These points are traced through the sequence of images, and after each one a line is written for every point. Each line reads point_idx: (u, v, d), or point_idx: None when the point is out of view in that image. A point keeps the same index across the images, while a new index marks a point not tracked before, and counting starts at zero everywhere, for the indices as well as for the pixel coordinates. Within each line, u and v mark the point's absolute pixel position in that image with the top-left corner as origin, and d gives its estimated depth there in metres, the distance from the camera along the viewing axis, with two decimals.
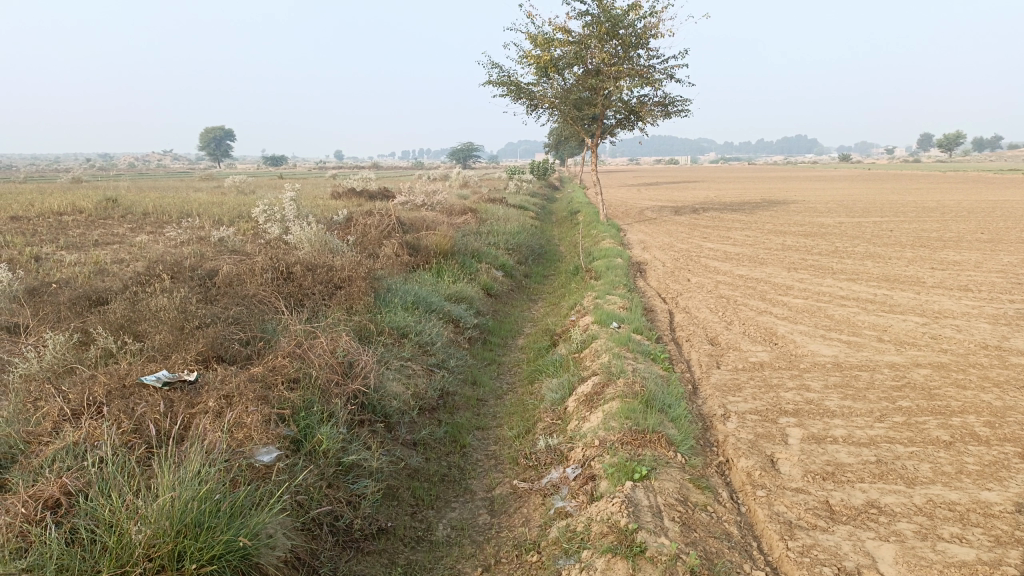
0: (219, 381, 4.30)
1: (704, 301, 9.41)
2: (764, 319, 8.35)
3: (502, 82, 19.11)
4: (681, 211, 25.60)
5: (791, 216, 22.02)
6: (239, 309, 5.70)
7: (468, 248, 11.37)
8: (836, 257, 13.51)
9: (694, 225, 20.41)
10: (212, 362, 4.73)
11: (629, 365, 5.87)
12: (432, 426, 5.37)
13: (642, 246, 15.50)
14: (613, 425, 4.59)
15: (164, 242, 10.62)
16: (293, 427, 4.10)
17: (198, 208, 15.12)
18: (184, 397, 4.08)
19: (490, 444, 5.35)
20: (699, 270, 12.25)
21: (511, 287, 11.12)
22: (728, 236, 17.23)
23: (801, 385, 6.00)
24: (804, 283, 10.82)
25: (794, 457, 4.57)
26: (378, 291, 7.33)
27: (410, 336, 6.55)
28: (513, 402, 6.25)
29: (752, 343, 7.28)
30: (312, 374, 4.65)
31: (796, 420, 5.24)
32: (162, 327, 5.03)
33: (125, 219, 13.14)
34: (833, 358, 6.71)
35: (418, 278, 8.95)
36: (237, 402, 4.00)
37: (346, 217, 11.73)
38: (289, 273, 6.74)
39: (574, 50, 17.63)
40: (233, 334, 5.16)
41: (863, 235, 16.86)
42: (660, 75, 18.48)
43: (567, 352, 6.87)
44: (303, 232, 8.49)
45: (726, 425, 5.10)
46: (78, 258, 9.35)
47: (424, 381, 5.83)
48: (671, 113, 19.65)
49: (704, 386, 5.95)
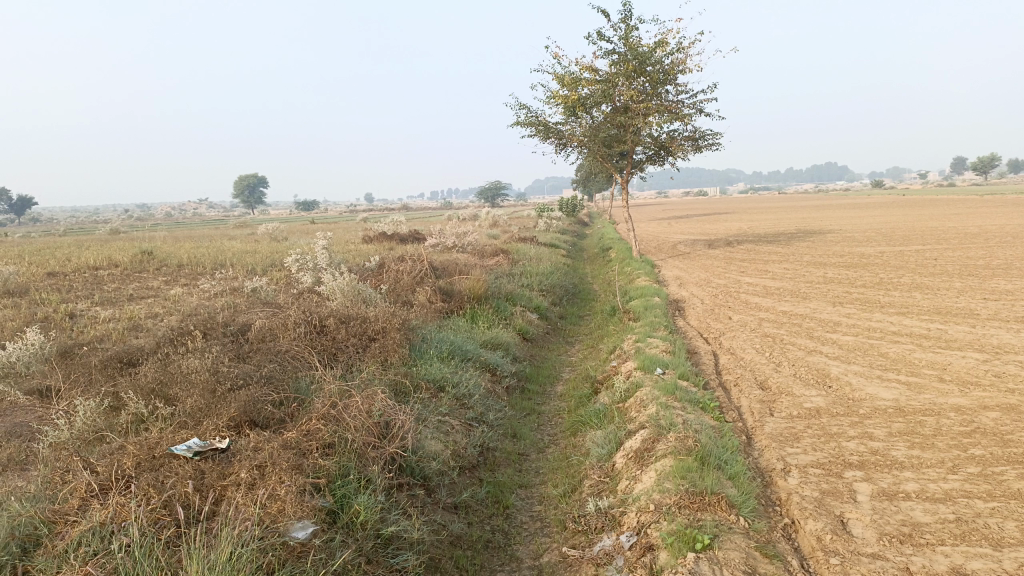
0: (252, 449, 4.11)
1: (749, 341, 9.07)
2: (814, 359, 7.98)
3: (530, 123, 19.12)
4: (714, 245, 25.28)
5: (828, 247, 21.56)
6: (272, 367, 5.54)
7: (501, 292, 11.19)
8: (881, 289, 13.06)
9: (730, 259, 20.06)
10: (244, 427, 4.54)
11: (679, 416, 5.56)
12: (473, 486, 5.11)
13: (678, 283, 15.20)
14: (668, 487, 4.29)
15: (198, 295, 10.62)
16: (328, 497, 3.88)
17: (232, 257, 15.22)
18: (215, 469, 3.89)
19: (534, 505, 5.07)
20: (740, 307, 11.90)
21: (547, 330, 10.89)
22: (766, 270, 16.86)
23: (862, 433, 5.63)
24: (852, 318, 10.41)
25: (866, 518, 4.21)
26: (413, 342, 7.13)
27: (447, 389, 6.33)
28: (556, 456, 5.96)
29: (804, 387, 6.92)
30: (348, 438, 4.43)
31: (862, 474, 4.88)
32: (194, 388, 4.87)
33: (159, 271, 13.24)
34: (894, 403, 6.32)
35: (453, 325, 8.76)
36: (270, 472, 3.79)
37: (379, 264, 11.65)
38: (322, 326, 6.59)
39: (602, 88, 17.59)
40: (266, 395, 4.98)
41: (907, 265, 16.36)
42: (689, 110, 18.34)
43: (610, 402, 6.57)
44: (336, 282, 8.37)
45: (788, 481, 4.77)
46: (112, 315, 9.35)
47: (463, 437, 5.57)
48: (702, 147, 19.47)
49: (759, 437, 5.62)
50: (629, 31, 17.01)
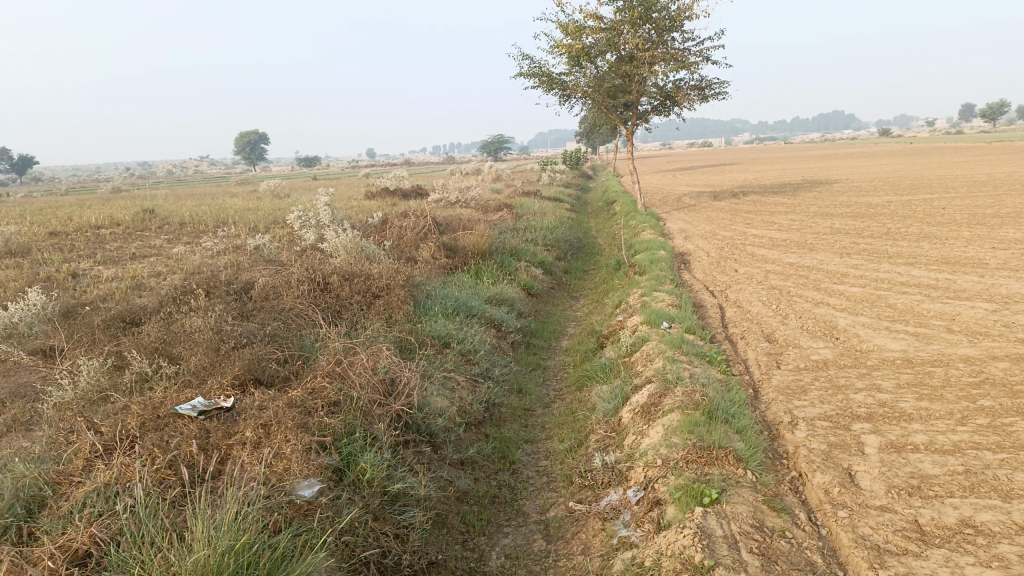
0: (257, 408, 4.09)
1: (756, 293, 9.01)
2: (821, 311, 7.92)
3: (533, 74, 18.76)
4: (720, 196, 25.04)
5: (835, 198, 21.35)
6: (275, 325, 5.50)
7: (506, 246, 11.10)
8: (889, 239, 12.94)
9: (736, 211, 19.87)
10: (248, 386, 4.52)
11: (686, 370, 5.53)
12: (479, 441, 5.11)
13: (683, 235, 15.08)
14: (675, 441, 4.26)
15: (201, 252, 10.55)
16: (334, 455, 3.86)
17: (234, 214, 15.10)
18: (220, 428, 3.87)
19: (541, 459, 5.07)
20: (747, 259, 11.81)
21: (552, 284, 10.84)
22: (772, 221, 16.71)
23: (870, 385, 5.60)
24: (860, 269, 10.32)
25: (874, 470, 4.19)
26: (417, 299, 7.08)
27: (452, 345, 6.29)
28: (562, 411, 5.95)
29: (812, 339, 6.88)
30: (354, 396, 4.40)
31: (870, 426, 4.85)
32: (197, 347, 4.84)
33: (162, 229, 13.16)
34: (902, 354, 6.28)
35: (457, 281, 8.70)
36: (275, 431, 3.77)
37: (382, 219, 11.56)
38: (325, 283, 6.52)
39: (606, 37, 17.22)
40: (270, 353, 4.94)
41: (915, 215, 16.18)
42: (696, 58, 17.95)
43: (616, 356, 6.54)
44: (339, 239, 8.29)
45: (795, 434, 4.75)
46: (115, 274, 9.31)
47: (469, 394, 5.56)
48: (708, 96, 19.13)
49: (766, 390, 5.59)
50: None
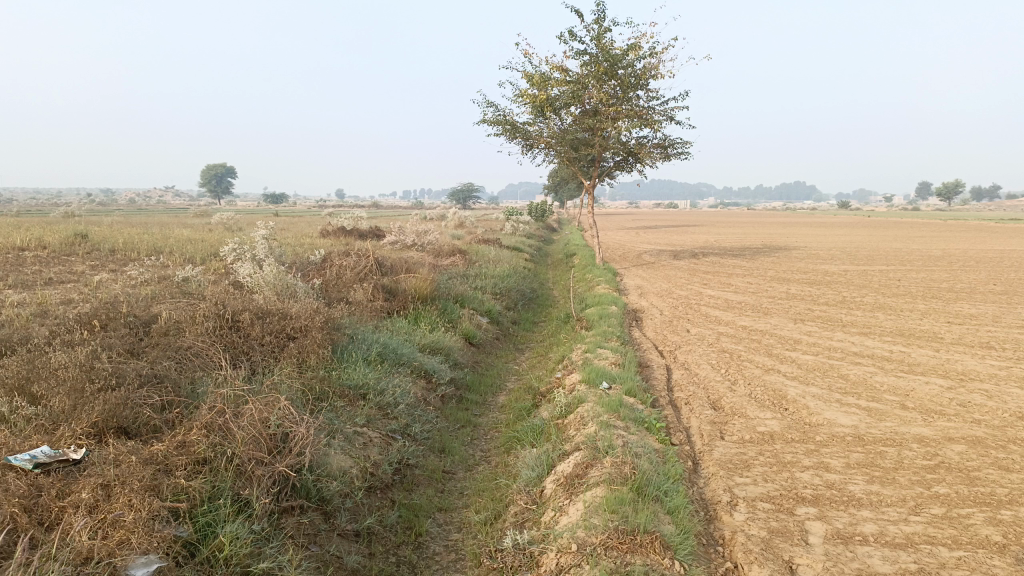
0: (110, 462, 3.47)
1: (706, 356, 8.61)
2: (772, 378, 7.52)
3: (496, 121, 18.52)
4: (680, 255, 25.02)
5: (793, 263, 21.36)
6: (166, 365, 4.87)
7: (451, 292, 10.59)
8: (844, 307, 12.73)
9: (694, 270, 19.69)
10: (108, 436, 3.91)
11: (620, 438, 5.00)
12: (383, 509, 4.52)
13: (639, 292, 14.75)
14: (595, 523, 3.68)
15: (123, 281, 9.83)
16: (187, 525, 3.27)
17: (173, 245, 14.36)
18: (54, 485, 3.25)
19: (451, 533, 4.50)
20: (700, 319, 11.47)
21: (497, 335, 10.33)
22: (729, 283, 16.50)
23: (818, 463, 5.16)
24: (814, 336, 10.01)
25: (818, 565, 3.71)
26: (338, 343, 6.50)
27: (369, 397, 5.71)
28: (484, 477, 5.39)
29: (760, 408, 6.45)
30: (230, 453, 3.80)
31: (816, 511, 4.39)
32: (61, 387, 4.19)
33: (89, 256, 12.36)
34: (853, 430, 5.87)
35: (391, 326, 8.15)
36: (117, 494, 3.16)
37: (323, 257, 10.99)
38: (235, 320, 5.91)
39: (571, 89, 17.13)
40: (148, 397, 4.32)
41: (871, 285, 16.11)
42: (659, 116, 17.95)
43: (549, 417, 6.01)
44: (265, 273, 7.70)
45: (734, 517, 4.26)
46: (21, 298, 8.55)
47: (378, 453, 4.98)
48: (670, 155, 19.11)
49: (707, 463, 5.10)
50: (602, 31, 16.57)
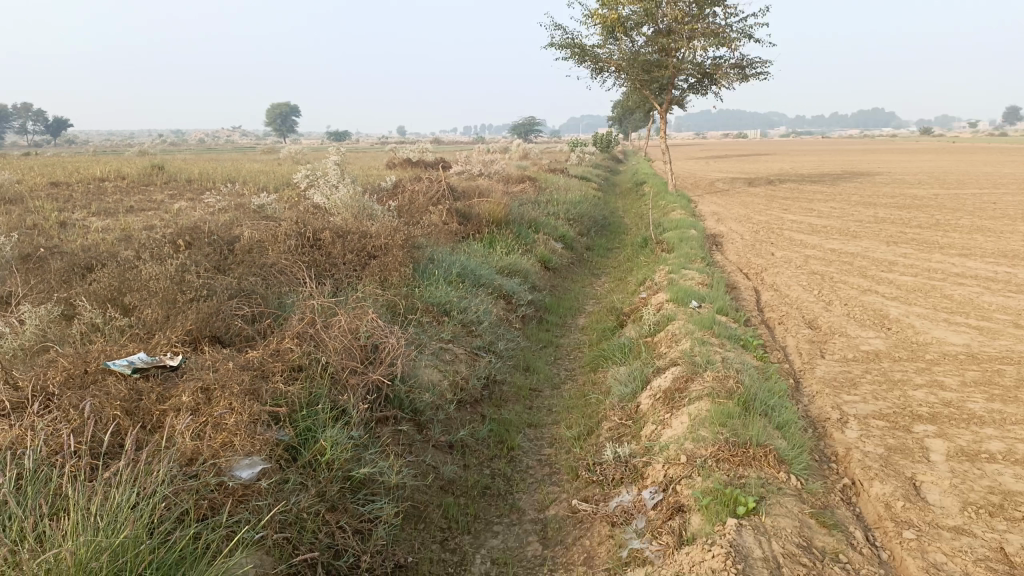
0: (207, 368, 3.43)
1: (795, 278, 8.22)
2: (869, 299, 7.11)
3: (564, 44, 17.88)
4: (755, 183, 24.09)
5: (878, 189, 20.30)
6: (252, 280, 4.81)
7: (526, 217, 10.36)
8: (939, 230, 11.99)
9: (771, 197, 18.91)
10: (202, 344, 3.88)
11: (717, 353, 4.74)
12: (474, 423, 4.43)
13: (715, 218, 14.23)
14: (703, 435, 3.47)
15: (202, 208, 9.91)
16: (288, 429, 3.22)
17: (246, 176, 14.44)
18: (155, 390, 3.22)
19: (544, 448, 4.39)
20: (784, 243, 10.97)
21: (573, 260, 10.10)
22: (810, 208, 15.78)
23: (931, 382, 4.82)
24: (910, 258, 9.45)
25: (945, 482, 3.44)
26: (418, 262, 6.38)
27: (452, 314, 5.59)
28: (573, 395, 5.25)
29: (860, 328, 6.09)
30: (324, 362, 3.73)
31: (935, 429, 4.10)
32: (152, 298, 4.17)
33: (167, 186, 12.54)
34: (966, 349, 5.48)
35: (468, 248, 7.99)
36: (217, 397, 3.12)
37: (394, 183, 10.86)
38: (316, 239, 5.83)
39: (643, 7, 16.32)
40: (237, 309, 4.28)
41: (966, 208, 15.17)
42: (737, 33, 16.99)
43: (637, 336, 5.80)
44: (341, 196, 7.59)
45: (845, 434, 4.01)
46: (107, 225, 8.69)
47: (466, 369, 4.87)
48: (748, 76, 18.16)
49: (810, 381, 4.83)
50: None
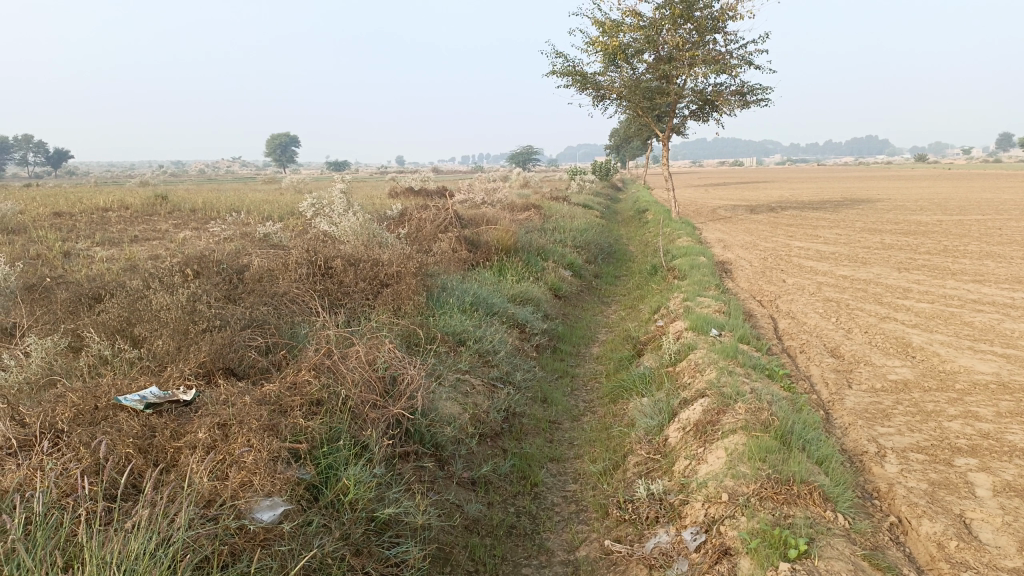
0: (222, 403, 3.28)
1: (810, 305, 8.09)
2: (889, 326, 6.97)
3: (566, 72, 17.93)
4: (757, 210, 24.08)
5: (881, 215, 20.28)
6: (264, 310, 4.67)
7: (533, 244, 10.25)
8: (949, 256, 11.90)
9: (775, 224, 18.85)
10: (216, 377, 3.73)
11: (746, 384, 4.59)
12: (495, 457, 4.26)
13: (722, 245, 14.15)
14: (743, 471, 3.31)
15: (206, 237, 9.79)
16: (309, 467, 3.07)
17: (249, 205, 14.35)
18: (168, 426, 3.07)
19: (568, 484, 4.22)
20: (794, 270, 10.86)
21: (582, 288, 9.97)
22: (816, 235, 15.71)
23: (965, 412, 4.66)
24: (923, 284, 9.33)
25: (996, 520, 3.28)
26: (431, 290, 6.25)
27: (468, 344, 5.44)
28: (594, 427, 5.09)
29: (885, 356, 5.95)
30: (343, 395, 3.57)
31: (977, 462, 3.94)
32: (163, 329, 4.03)
33: (170, 216, 12.43)
34: (996, 377, 5.33)
35: (478, 276, 7.87)
36: (235, 433, 2.97)
37: (400, 211, 10.76)
38: (328, 267, 5.70)
39: (646, 35, 16.39)
40: (251, 340, 4.14)
41: (972, 234, 15.11)
42: (738, 60, 17.06)
43: (657, 366, 5.65)
44: (350, 224, 7.48)
45: (885, 469, 3.85)
46: (110, 255, 8.56)
47: (484, 401, 4.71)
48: (750, 103, 18.20)
49: (840, 413, 4.67)
50: None
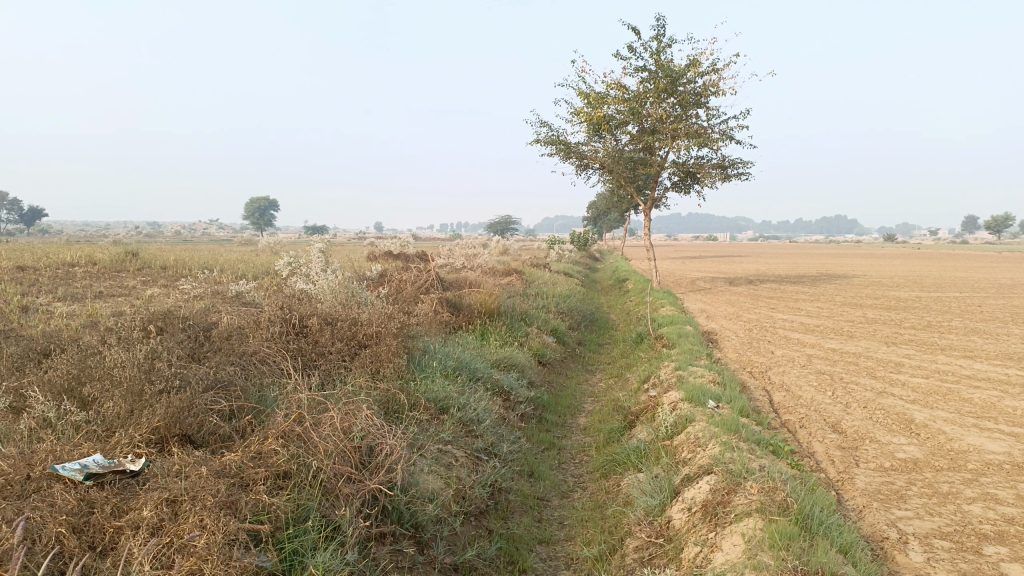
0: (175, 474, 2.88)
1: (804, 378, 7.82)
2: (888, 402, 6.70)
3: (551, 141, 18.02)
4: (736, 282, 24.11)
5: (860, 290, 20.35)
6: (231, 370, 4.29)
7: (516, 310, 9.96)
8: (935, 332, 11.78)
9: (756, 296, 18.78)
10: (170, 445, 3.33)
11: (752, 461, 4.24)
12: (479, 540, 3.84)
13: (705, 316, 13.96)
14: (765, 562, 2.94)
15: (176, 295, 9.38)
16: (270, 553, 2.67)
17: (223, 264, 13.96)
18: (110, 500, 2.66)
19: (560, 570, 3.80)
20: (782, 342, 10.65)
21: (565, 354, 9.65)
22: (799, 308, 15.63)
23: (985, 494, 4.33)
24: (915, 359, 9.13)
25: None
26: (411, 353, 5.88)
27: (451, 411, 5.06)
28: (585, 505, 4.69)
29: (889, 433, 5.64)
30: (314, 467, 3.19)
31: (1009, 550, 3.59)
32: (116, 388, 3.63)
33: (140, 273, 12.00)
34: (1009, 457, 5.03)
35: (460, 340, 7.52)
36: (186, 512, 2.57)
37: (379, 272, 10.45)
38: (302, 326, 5.33)
39: (629, 107, 16.55)
40: (213, 403, 3.74)
41: (953, 310, 15.10)
42: (720, 134, 17.26)
43: (652, 439, 5.29)
44: (328, 282, 7.15)
45: (910, 557, 3.50)
46: (72, 311, 8.11)
47: (468, 474, 4.31)
48: (731, 176, 18.36)
49: (852, 494, 4.33)
50: (662, 47, 16.01)
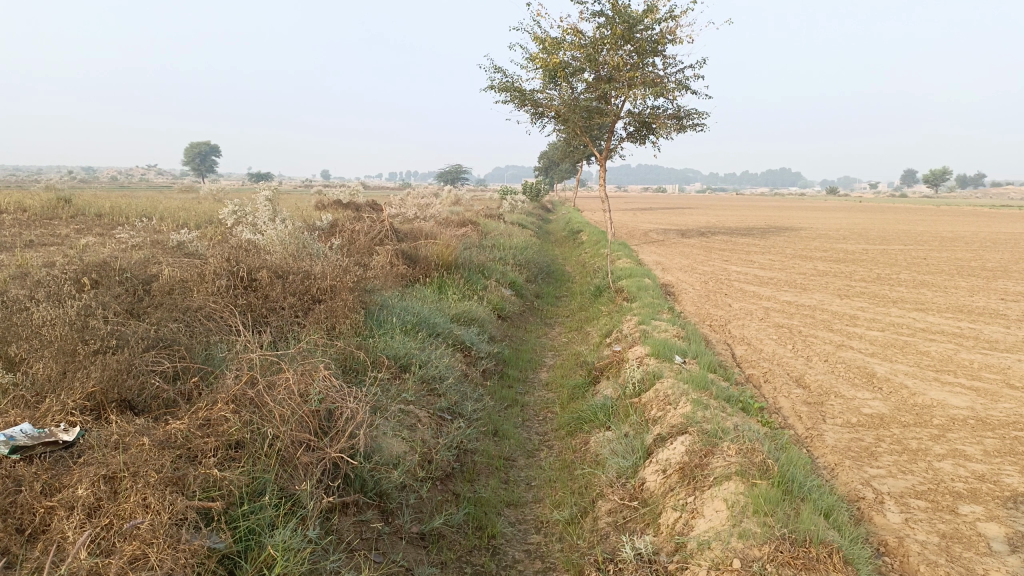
0: (113, 446, 2.60)
1: (764, 331, 7.80)
2: (848, 355, 6.71)
3: (505, 88, 17.55)
4: (688, 234, 24.20)
5: (808, 243, 20.63)
6: (174, 326, 3.96)
7: (473, 261, 9.69)
8: (885, 284, 11.95)
9: (708, 248, 18.84)
10: (108, 412, 3.03)
11: (726, 420, 4.14)
12: (447, 505, 3.66)
13: (660, 267, 13.92)
14: (751, 530, 2.82)
15: (111, 244, 8.84)
16: (224, 534, 2.43)
17: (162, 212, 13.28)
18: (39, 475, 2.37)
19: (530, 534, 3.65)
20: (738, 294, 10.65)
21: (523, 307, 9.47)
22: (752, 260, 15.73)
23: (953, 451, 4.33)
24: (869, 312, 9.21)
25: None
26: (368, 308, 5.60)
27: (412, 369, 4.82)
28: (553, 465, 4.54)
29: (853, 387, 5.63)
30: (270, 435, 2.94)
31: (984, 509, 3.57)
32: (46, 348, 3.29)
33: (72, 220, 11.31)
34: (971, 411, 5.05)
35: (417, 293, 7.25)
36: (128, 492, 2.31)
37: (330, 222, 10.03)
38: (251, 279, 4.99)
39: (586, 54, 16.16)
40: (156, 364, 3.43)
41: (899, 263, 15.38)
42: (676, 84, 17.03)
43: (619, 396, 5.15)
44: (276, 232, 6.77)
45: (888, 518, 3.44)
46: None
47: (432, 436, 4.10)
48: (686, 127, 18.21)
49: (824, 452, 4.28)
50: None
